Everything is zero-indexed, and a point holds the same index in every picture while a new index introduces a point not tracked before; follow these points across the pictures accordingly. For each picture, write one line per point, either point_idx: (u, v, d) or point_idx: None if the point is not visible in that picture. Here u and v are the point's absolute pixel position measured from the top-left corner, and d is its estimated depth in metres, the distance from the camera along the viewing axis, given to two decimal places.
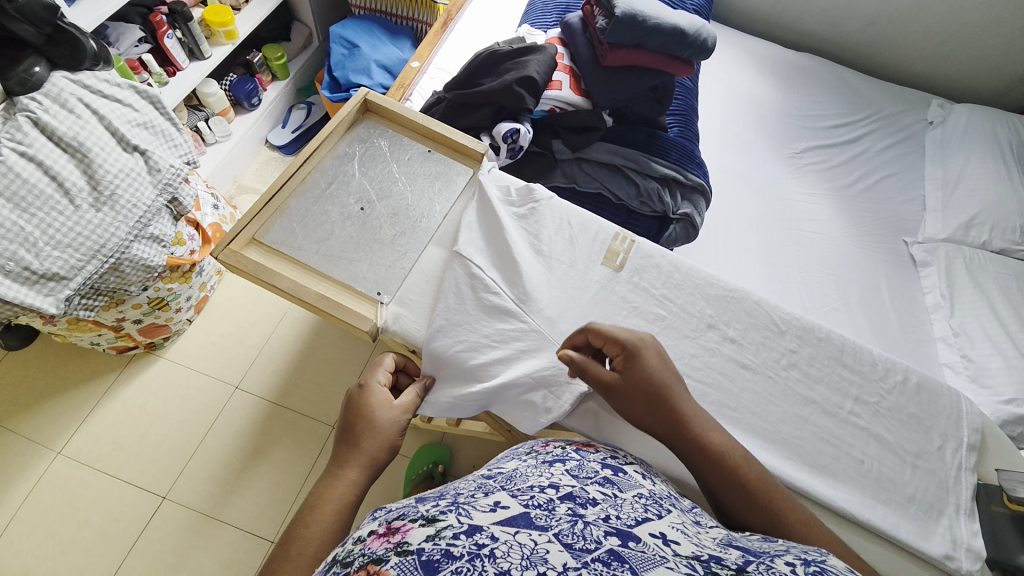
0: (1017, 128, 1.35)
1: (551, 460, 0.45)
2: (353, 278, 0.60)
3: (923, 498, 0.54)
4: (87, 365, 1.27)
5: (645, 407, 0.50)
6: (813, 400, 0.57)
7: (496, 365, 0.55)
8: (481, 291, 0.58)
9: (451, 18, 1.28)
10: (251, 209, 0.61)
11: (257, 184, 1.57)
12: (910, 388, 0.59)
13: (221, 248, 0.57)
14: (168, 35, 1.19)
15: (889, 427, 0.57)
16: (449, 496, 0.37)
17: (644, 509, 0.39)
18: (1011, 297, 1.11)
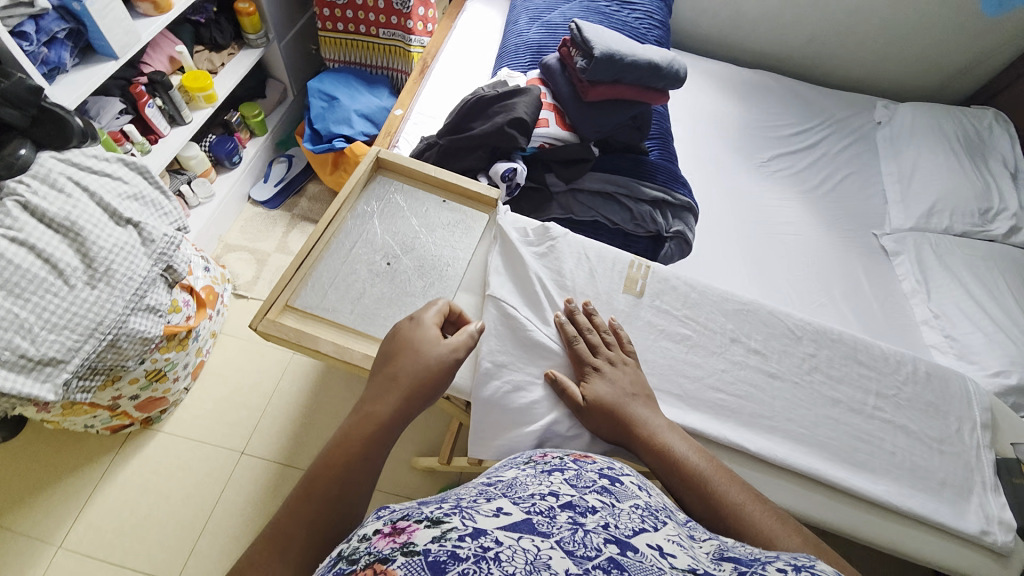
0: (959, 120, 1.47)
1: (551, 471, 0.45)
2: (390, 333, 0.61)
3: (953, 481, 0.58)
4: (81, 450, 1.21)
5: (616, 428, 0.52)
6: (839, 400, 0.60)
7: (543, 404, 0.56)
8: (518, 331, 0.59)
9: (428, 65, 1.33)
10: (282, 279, 0.62)
11: (244, 241, 1.56)
12: (921, 376, 0.63)
13: (259, 320, 0.57)
14: (150, 104, 1.19)
15: (911, 416, 0.60)
16: (451, 500, 0.38)
17: (641, 519, 0.38)
18: (979, 276, 1.19)
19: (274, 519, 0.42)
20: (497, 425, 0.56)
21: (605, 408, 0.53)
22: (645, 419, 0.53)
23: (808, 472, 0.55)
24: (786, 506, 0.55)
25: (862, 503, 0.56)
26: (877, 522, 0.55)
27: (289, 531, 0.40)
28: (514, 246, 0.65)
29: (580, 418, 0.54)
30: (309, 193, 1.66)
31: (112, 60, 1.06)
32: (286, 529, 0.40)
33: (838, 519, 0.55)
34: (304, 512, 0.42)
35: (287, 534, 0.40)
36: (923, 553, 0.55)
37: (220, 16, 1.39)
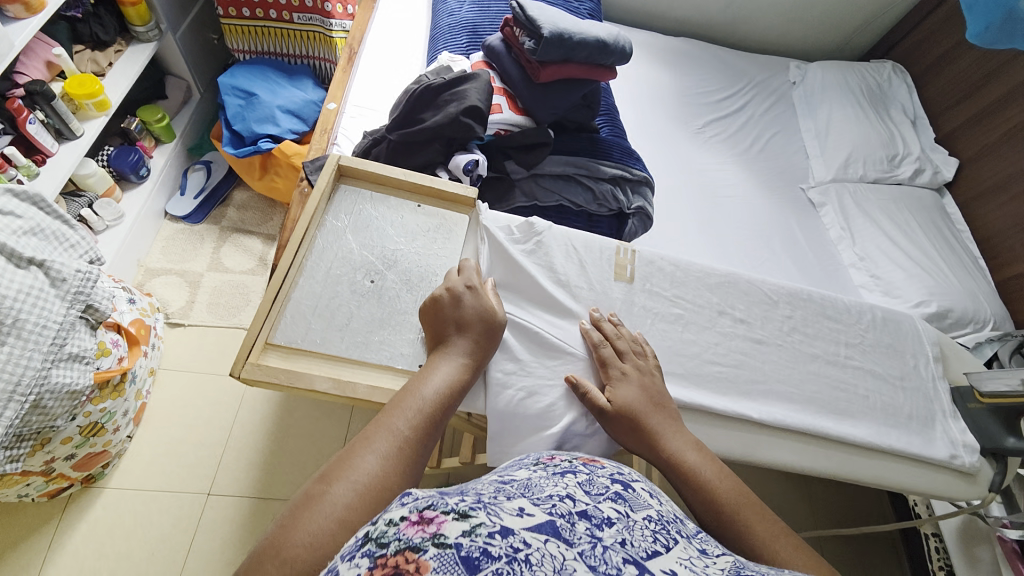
0: (861, 76, 1.60)
1: (563, 473, 0.44)
2: (390, 357, 0.59)
3: (918, 413, 0.66)
4: (15, 524, 1.06)
5: (640, 436, 0.53)
6: (818, 354, 0.66)
7: (559, 405, 0.56)
8: (523, 334, 0.60)
9: (355, 52, 1.24)
10: (258, 315, 0.58)
11: (169, 263, 1.39)
12: (879, 321, 0.70)
13: (240, 367, 0.54)
14: (31, 120, 1.02)
15: (876, 359, 0.67)
16: (472, 494, 0.36)
17: (653, 536, 0.35)
18: (892, 218, 1.34)
19: (361, 432, 0.45)
20: (515, 433, 0.55)
21: (630, 414, 0.54)
22: (673, 435, 0.54)
23: (803, 427, 0.60)
24: (788, 462, 0.60)
25: (849, 446, 0.62)
26: (862, 460, 0.61)
27: (377, 444, 0.44)
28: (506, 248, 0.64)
29: (603, 424, 0.55)
30: (236, 202, 1.51)
31: None
32: (374, 441, 0.44)
33: (831, 466, 0.60)
34: (390, 431, 0.45)
35: (376, 445, 0.44)
36: (901, 481, 0.62)
37: (99, 7, 1.20)
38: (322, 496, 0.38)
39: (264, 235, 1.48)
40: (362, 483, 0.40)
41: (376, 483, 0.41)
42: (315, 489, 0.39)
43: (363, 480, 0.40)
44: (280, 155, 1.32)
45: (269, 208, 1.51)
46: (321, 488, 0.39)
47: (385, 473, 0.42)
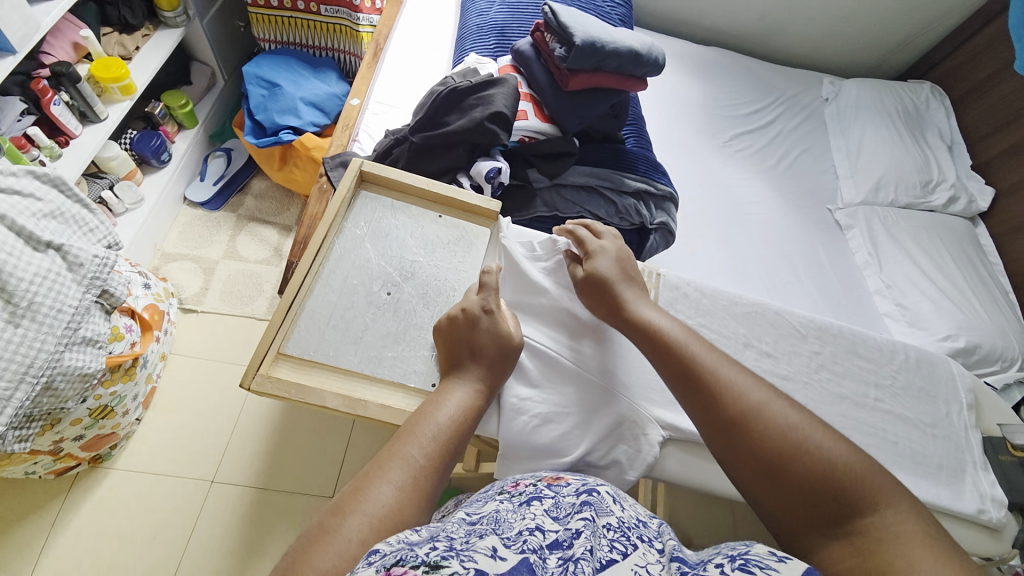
0: (898, 95, 1.55)
1: (529, 501, 0.45)
2: (404, 374, 0.60)
3: (948, 464, 0.65)
4: (21, 500, 1.07)
5: (607, 304, 0.62)
6: (845, 395, 0.65)
7: (571, 437, 0.58)
8: (539, 358, 0.61)
9: (381, 47, 1.22)
10: (272, 325, 0.60)
11: (185, 249, 1.39)
12: (913, 362, 0.71)
13: (252, 378, 0.55)
14: (55, 101, 1.03)
15: (908, 405, 0.67)
16: (442, 538, 0.36)
17: (609, 545, 0.39)
18: (923, 246, 1.30)
19: (374, 460, 0.45)
20: (524, 457, 0.57)
21: (598, 283, 0.62)
22: (631, 295, 0.62)
23: None
24: None
25: None
26: None
27: (392, 474, 0.43)
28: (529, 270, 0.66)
29: (578, 294, 0.64)
30: (255, 191, 1.51)
31: (11, 55, 0.90)
32: (389, 471, 0.43)
33: None
34: (406, 461, 0.45)
35: (391, 476, 0.43)
36: None
37: None
38: (336, 530, 0.38)
39: (281, 225, 1.47)
40: (377, 517, 0.40)
41: (390, 516, 0.40)
42: (328, 521, 0.39)
43: (377, 513, 0.40)
44: (301, 148, 1.31)
45: (286, 198, 1.51)
46: (335, 521, 0.39)
47: (400, 506, 0.41)
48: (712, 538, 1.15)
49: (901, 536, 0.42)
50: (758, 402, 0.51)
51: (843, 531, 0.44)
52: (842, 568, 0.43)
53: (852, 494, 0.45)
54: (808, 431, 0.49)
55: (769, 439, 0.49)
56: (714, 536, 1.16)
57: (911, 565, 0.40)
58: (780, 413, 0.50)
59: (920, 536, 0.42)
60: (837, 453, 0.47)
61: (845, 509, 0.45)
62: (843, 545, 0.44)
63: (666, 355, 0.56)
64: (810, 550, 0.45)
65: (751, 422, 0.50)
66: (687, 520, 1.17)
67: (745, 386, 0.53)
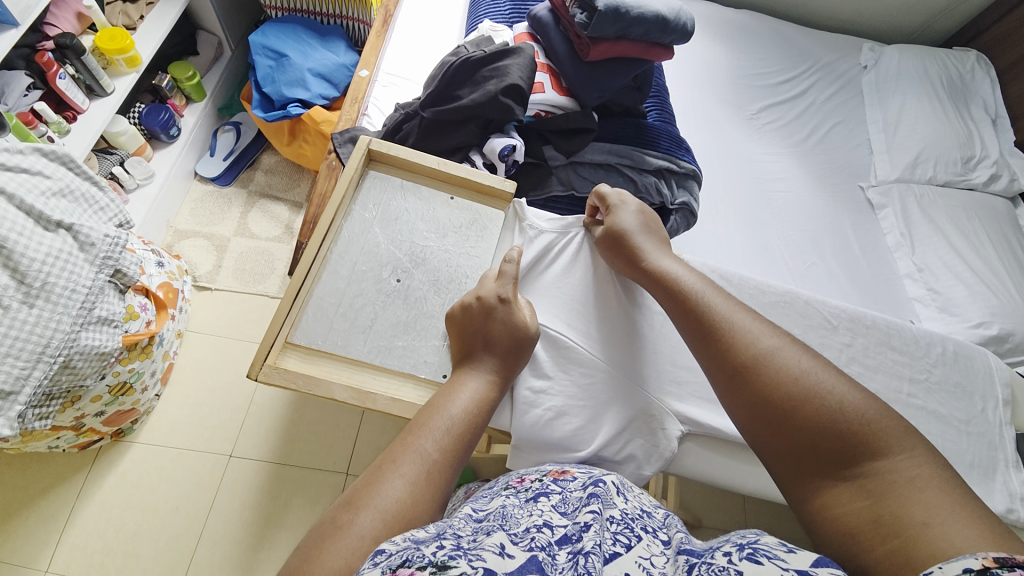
0: (942, 63, 1.45)
1: (536, 497, 0.44)
2: (414, 365, 0.59)
3: (981, 462, 0.65)
4: (47, 471, 1.10)
5: (623, 255, 0.62)
6: (879, 391, 0.66)
7: (589, 429, 0.57)
8: (554, 349, 0.60)
9: (390, 14, 1.16)
10: (279, 314, 0.59)
11: (197, 226, 1.39)
12: (950, 356, 0.70)
13: (259, 369, 0.55)
14: (61, 74, 1.01)
15: (943, 401, 0.67)
16: (449, 536, 0.34)
17: (612, 538, 0.38)
18: (960, 227, 1.23)
19: (385, 454, 0.43)
20: (540, 450, 0.57)
21: (614, 235, 0.63)
22: (648, 245, 0.61)
23: None
24: None
25: None
26: None
27: (404, 468, 0.41)
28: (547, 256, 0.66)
29: (598, 248, 0.65)
30: (264, 166, 1.48)
31: (13, 28, 0.88)
32: (401, 464, 0.42)
33: None
34: (418, 455, 0.43)
35: (403, 470, 0.41)
36: None
37: None
38: (347, 526, 0.36)
39: (292, 202, 1.46)
40: (389, 512, 0.38)
41: (402, 512, 0.38)
42: (340, 517, 0.37)
43: (390, 508, 0.38)
44: (309, 121, 1.27)
45: (296, 173, 1.49)
46: (346, 516, 0.37)
47: (412, 501, 0.39)
48: (721, 521, 1.15)
49: (915, 481, 0.40)
50: (770, 348, 0.49)
51: (852, 476, 0.42)
52: (845, 511, 0.41)
53: (864, 440, 0.42)
54: (822, 376, 0.46)
55: (777, 384, 0.47)
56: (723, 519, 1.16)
57: (923, 511, 0.38)
58: (794, 359, 0.48)
59: (939, 483, 0.39)
60: (852, 398, 0.44)
61: (854, 455, 0.42)
62: (850, 490, 0.41)
63: (677, 302, 0.56)
64: (812, 494, 0.43)
65: (760, 367, 0.48)
66: (698, 503, 1.16)
67: (758, 332, 0.50)
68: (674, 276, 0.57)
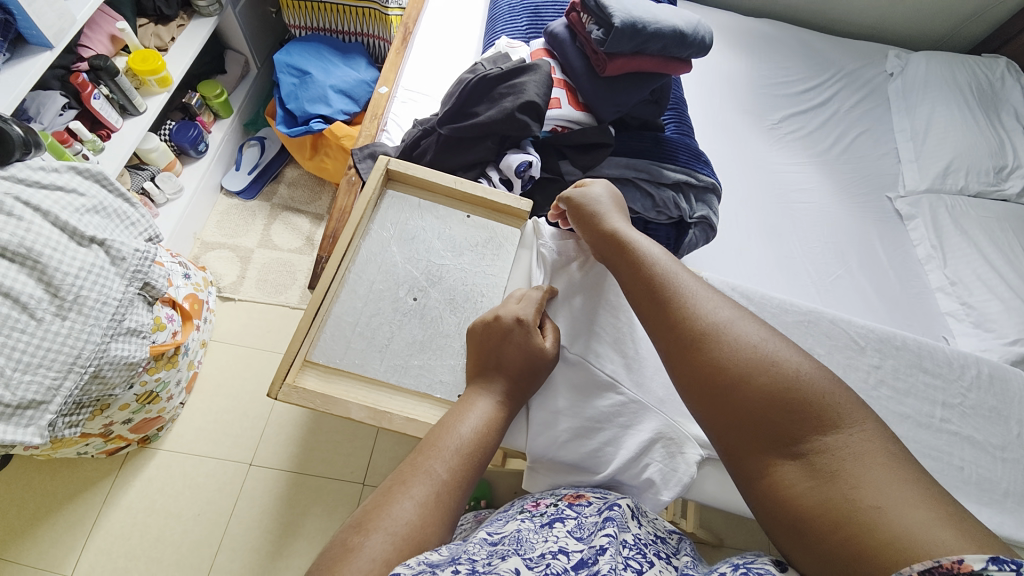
0: (972, 70, 1.41)
1: (552, 522, 0.43)
2: (430, 384, 0.60)
3: (1016, 490, 0.64)
4: (77, 476, 1.14)
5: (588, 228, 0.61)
6: (908, 415, 0.64)
7: (606, 450, 0.56)
8: (570, 369, 0.59)
9: (409, 31, 1.18)
10: (297, 334, 0.60)
11: (222, 238, 1.43)
12: (984, 379, 0.68)
13: (279, 389, 0.56)
14: (95, 95, 1.06)
15: (976, 426, 0.66)
16: (463, 561, 0.34)
17: (625, 563, 0.37)
18: (994, 238, 1.18)
19: (397, 475, 0.43)
20: (555, 471, 0.56)
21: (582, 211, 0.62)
22: (609, 220, 0.60)
23: None
24: None
25: None
26: None
27: (415, 490, 0.41)
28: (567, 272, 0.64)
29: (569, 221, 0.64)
30: (287, 179, 1.53)
31: (48, 50, 0.93)
32: (411, 486, 0.41)
33: None
34: (428, 476, 0.42)
35: (413, 491, 0.41)
36: None
37: None
38: (359, 549, 0.35)
39: (313, 214, 1.49)
40: (400, 535, 0.37)
41: (413, 535, 0.37)
42: (350, 540, 0.36)
43: (400, 531, 0.37)
44: (331, 136, 1.31)
45: (318, 186, 1.52)
46: (356, 539, 0.36)
47: (422, 524, 0.39)
48: (743, 543, 1.11)
49: (863, 456, 0.38)
50: (722, 320, 0.48)
51: (802, 451, 0.40)
52: (799, 492, 0.39)
53: (812, 413, 0.41)
54: (774, 347, 0.45)
55: (729, 356, 0.45)
56: (745, 542, 1.12)
57: (874, 493, 0.36)
58: (746, 330, 0.46)
59: (886, 458, 0.37)
60: (804, 368, 0.43)
61: (802, 428, 0.40)
62: (799, 467, 0.39)
63: (635, 274, 0.54)
64: (763, 471, 0.41)
65: (711, 340, 0.46)
66: (719, 524, 1.12)
67: (714, 304, 0.49)
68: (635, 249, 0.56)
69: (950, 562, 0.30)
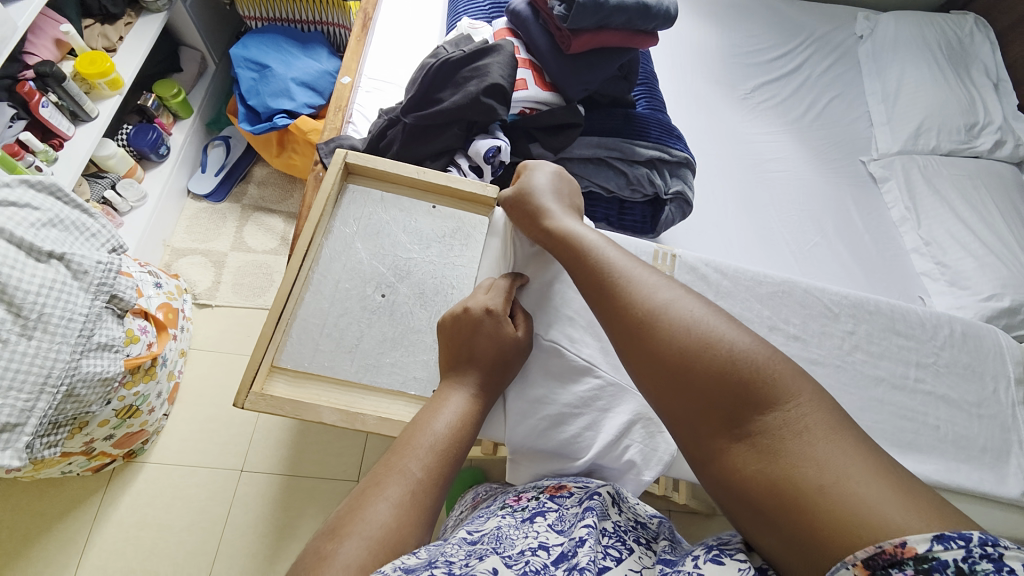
0: (940, 28, 1.40)
1: (533, 517, 0.43)
2: (403, 382, 0.59)
3: (989, 444, 0.65)
4: (63, 495, 1.12)
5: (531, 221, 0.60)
6: (883, 378, 0.65)
7: (586, 435, 0.56)
8: (546, 357, 0.59)
9: (369, 17, 1.14)
10: (263, 340, 0.58)
11: (192, 244, 1.39)
12: (957, 337, 0.70)
13: (246, 398, 0.55)
14: (44, 103, 1.01)
15: (950, 384, 0.67)
16: (441, 564, 0.33)
17: (603, 552, 0.37)
18: (967, 197, 1.19)
19: (371, 477, 0.42)
20: (537, 460, 0.56)
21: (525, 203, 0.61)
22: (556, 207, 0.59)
23: None
24: None
25: None
26: None
27: (389, 490, 0.40)
28: (539, 260, 0.63)
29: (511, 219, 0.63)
30: (256, 178, 1.48)
31: None
32: (385, 487, 0.40)
33: None
34: (403, 475, 0.42)
35: (388, 493, 0.40)
36: None
37: None
38: (332, 556, 0.34)
39: (285, 213, 1.45)
40: (374, 538, 0.36)
41: (389, 536, 0.37)
42: (324, 548, 0.35)
43: (375, 535, 0.36)
44: (297, 132, 1.26)
45: (289, 184, 1.48)
46: (330, 546, 0.35)
47: (399, 525, 0.38)
48: None
49: (805, 430, 0.38)
50: (664, 301, 0.47)
51: (747, 432, 0.39)
52: (747, 472, 0.38)
53: (755, 391, 0.40)
54: (714, 326, 0.44)
55: (672, 341, 0.44)
56: None
57: (818, 470, 0.35)
58: (687, 309, 0.45)
59: (830, 430, 0.37)
60: (743, 345, 0.42)
61: (746, 408, 0.40)
62: (747, 449, 0.39)
63: (578, 265, 0.53)
64: (716, 457, 0.41)
65: (654, 326, 0.45)
66: None
67: (653, 287, 0.48)
68: (579, 239, 0.55)
69: (893, 546, 0.30)
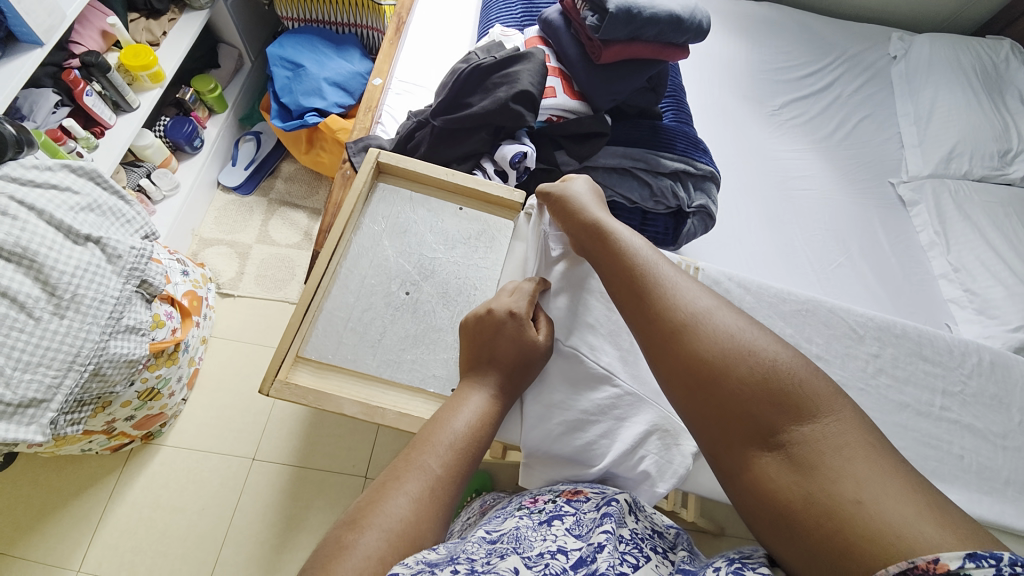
0: (977, 51, 1.38)
1: (551, 520, 0.43)
2: (423, 379, 0.60)
3: (1016, 478, 0.63)
4: (83, 472, 1.15)
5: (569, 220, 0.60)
6: (907, 404, 0.64)
7: (601, 443, 0.56)
8: (565, 362, 0.59)
9: (403, 21, 1.16)
10: (289, 330, 0.60)
11: (220, 234, 1.42)
12: (986, 366, 0.68)
13: (270, 385, 0.56)
14: (87, 92, 1.05)
15: (976, 414, 0.65)
16: (462, 560, 0.34)
17: (621, 558, 0.37)
18: (999, 224, 1.16)
19: (391, 470, 0.42)
20: (552, 465, 0.56)
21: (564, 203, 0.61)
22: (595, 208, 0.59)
23: None
24: None
25: None
26: None
27: (409, 485, 0.41)
28: (562, 265, 0.63)
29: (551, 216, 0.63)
30: (284, 174, 1.52)
31: (38, 47, 0.92)
32: (405, 482, 0.41)
33: None
34: (422, 471, 0.42)
35: (408, 487, 0.41)
36: None
37: None
38: (352, 547, 0.35)
39: (310, 209, 1.48)
40: (393, 531, 0.37)
41: (407, 531, 0.37)
42: (344, 537, 0.36)
43: (394, 528, 0.37)
44: (326, 130, 1.29)
45: (315, 181, 1.52)
46: (349, 536, 0.36)
47: (416, 520, 0.39)
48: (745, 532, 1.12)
49: (841, 447, 0.37)
50: (703, 309, 0.47)
51: (781, 444, 0.39)
52: (779, 485, 0.38)
53: (792, 404, 0.40)
54: (753, 337, 0.44)
55: (708, 348, 0.44)
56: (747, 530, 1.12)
57: (854, 486, 0.35)
58: (725, 319, 0.45)
59: (866, 449, 0.37)
60: (783, 358, 0.42)
61: (781, 419, 0.40)
62: (779, 461, 0.39)
63: (614, 266, 0.53)
64: (744, 467, 0.41)
65: (690, 332, 0.45)
66: (721, 514, 1.12)
67: (692, 295, 0.48)
68: (616, 241, 0.55)
69: (926, 563, 0.30)
